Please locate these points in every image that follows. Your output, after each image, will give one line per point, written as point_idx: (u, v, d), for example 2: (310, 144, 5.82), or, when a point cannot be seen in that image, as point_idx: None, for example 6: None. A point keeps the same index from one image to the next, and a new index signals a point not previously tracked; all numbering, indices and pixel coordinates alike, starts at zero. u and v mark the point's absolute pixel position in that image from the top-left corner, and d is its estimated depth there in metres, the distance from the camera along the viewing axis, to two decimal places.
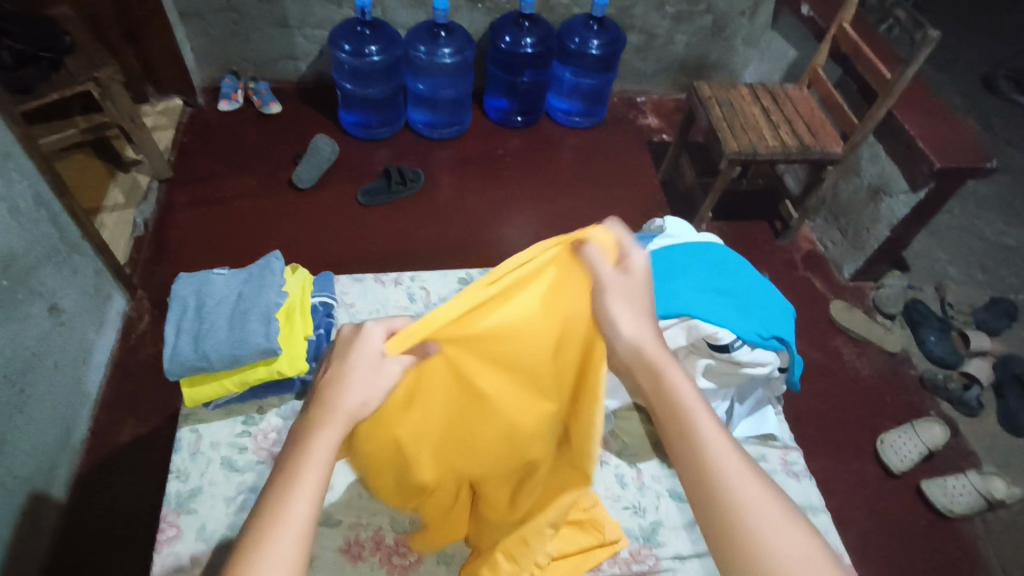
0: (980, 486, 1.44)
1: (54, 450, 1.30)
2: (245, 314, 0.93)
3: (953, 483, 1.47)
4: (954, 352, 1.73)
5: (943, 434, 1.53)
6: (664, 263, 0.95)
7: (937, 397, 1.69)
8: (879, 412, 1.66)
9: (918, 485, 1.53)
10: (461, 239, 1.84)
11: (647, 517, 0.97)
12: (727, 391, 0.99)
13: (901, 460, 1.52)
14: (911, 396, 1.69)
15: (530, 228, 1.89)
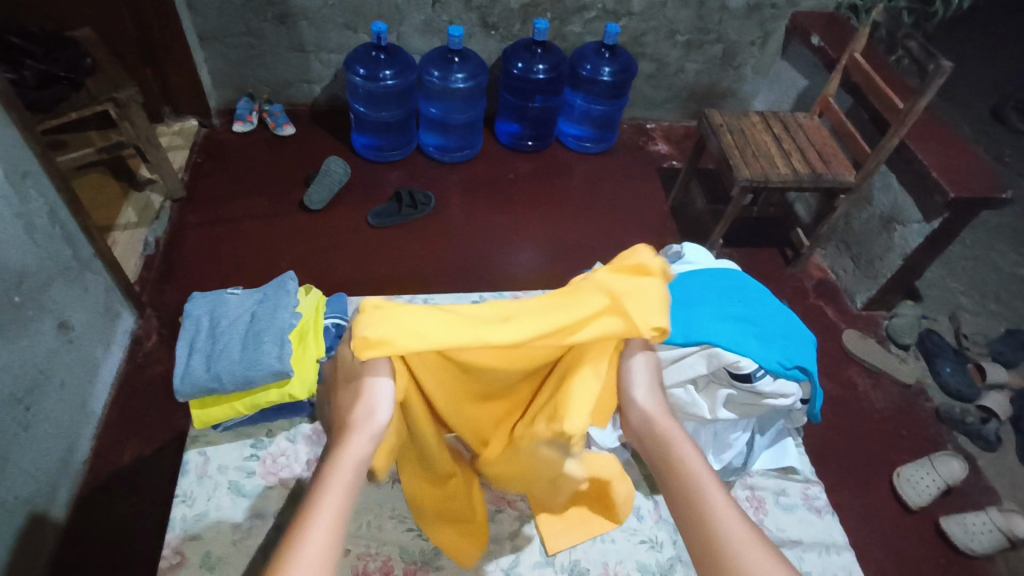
0: (1001, 524, 1.39)
1: (56, 470, 1.28)
2: (258, 334, 0.91)
3: (973, 520, 1.42)
4: (970, 385, 1.70)
5: (962, 468, 1.49)
6: (682, 292, 0.93)
7: (954, 431, 1.66)
8: (894, 444, 1.62)
9: (937, 521, 1.49)
10: (471, 262, 1.84)
11: (665, 551, 0.92)
12: (748, 423, 0.92)
13: (919, 495, 1.48)
14: (927, 428, 1.66)
15: (540, 252, 1.89)
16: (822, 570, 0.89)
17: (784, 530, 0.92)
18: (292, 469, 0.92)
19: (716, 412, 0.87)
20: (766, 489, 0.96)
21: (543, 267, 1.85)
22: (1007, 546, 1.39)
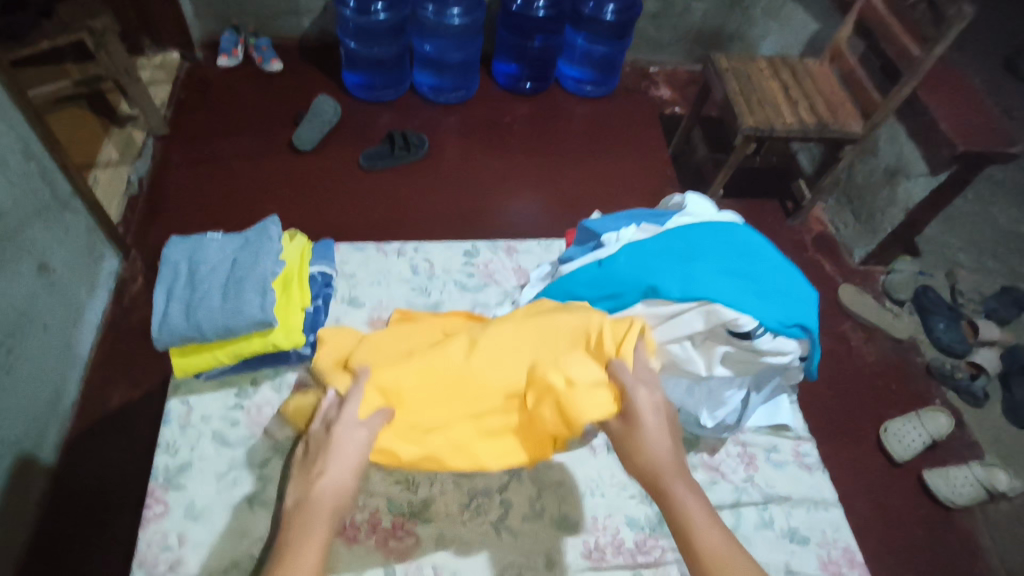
0: (982, 478, 1.40)
1: (45, 412, 1.27)
2: (239, 282, 0.86)
3: (956, 474, 1.44)
4: (962, 340, 1.68)
5: (949, 424, 1.49)
6: (683, 245, 0.88)
7: (943, 386, 1.66)
8: (884, 399, 1.63)
9: (921, 474, 1.50)
10: (465, 208, 1.79)
11: (653, 506, 0.91)
12: (743, 379, 0.88)
13: (904, 448, 1.49)
14: (917, 384, 1.66)
15: (535, 200, 1.83)
16: (810, 526, 0.89)
17: (774, 487, 0.91)
18: None
19: (712, 369, 0.84)
20: (757, 445, 0.95)
21: (539, 216, 1.80)
22: (986, 499, 1.41)
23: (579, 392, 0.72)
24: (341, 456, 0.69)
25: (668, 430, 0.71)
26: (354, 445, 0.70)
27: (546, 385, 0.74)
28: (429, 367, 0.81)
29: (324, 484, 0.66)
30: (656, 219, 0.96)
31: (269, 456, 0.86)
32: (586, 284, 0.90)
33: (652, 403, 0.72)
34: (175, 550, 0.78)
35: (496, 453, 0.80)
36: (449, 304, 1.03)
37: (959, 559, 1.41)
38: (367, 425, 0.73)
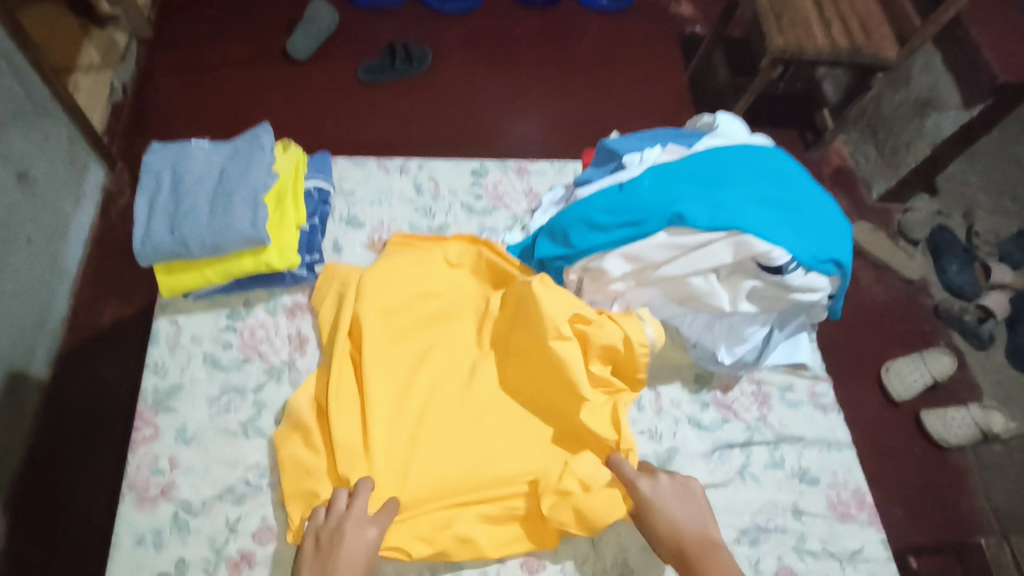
0: (979, 419, 1.37)
1: (33, 327, 1.23)
2: (228, 195, 0.79)
3: (952, 414, 1.41)
4: (974, 283, 1.58)
5: (953, 364, 1.44)
6: (713, 169, 0.80)
7: (950, 327, 1.61)
8: (890, 338, 1.60)
9: (918, 413, 1.48)
10: (470, 130, 1.68)
11: (663, 442, 0.85)
12: (767, 316, 0.82)
13: (905, 387, 1.47)
14: (925, 325, 1.63)
15: (544, 124, 1.72)
16: (821, 467, 0.86)
17: (788, 427, 0.88)
18: (272, 343, 0.85)
19: (737, 305, 0.78)
20: (773, 384, 0.90)
21: (547, 140, 1.70)
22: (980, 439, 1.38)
23: (593, 494, 0.72)
24: (352, 551, 0.67)
25: (681, 504, 0.74)
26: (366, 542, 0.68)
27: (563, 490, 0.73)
28: (442, 451, 0.77)
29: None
30: (684, 140, 0.88)
31: (263, 382, 0.82)
32: (603, 210, 0.80)
33: (664, 484, 0.74)
34: (167, 474, 0.76)
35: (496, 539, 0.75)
36: (454, 227, 0.97)
37: (949, 498, 1.41)
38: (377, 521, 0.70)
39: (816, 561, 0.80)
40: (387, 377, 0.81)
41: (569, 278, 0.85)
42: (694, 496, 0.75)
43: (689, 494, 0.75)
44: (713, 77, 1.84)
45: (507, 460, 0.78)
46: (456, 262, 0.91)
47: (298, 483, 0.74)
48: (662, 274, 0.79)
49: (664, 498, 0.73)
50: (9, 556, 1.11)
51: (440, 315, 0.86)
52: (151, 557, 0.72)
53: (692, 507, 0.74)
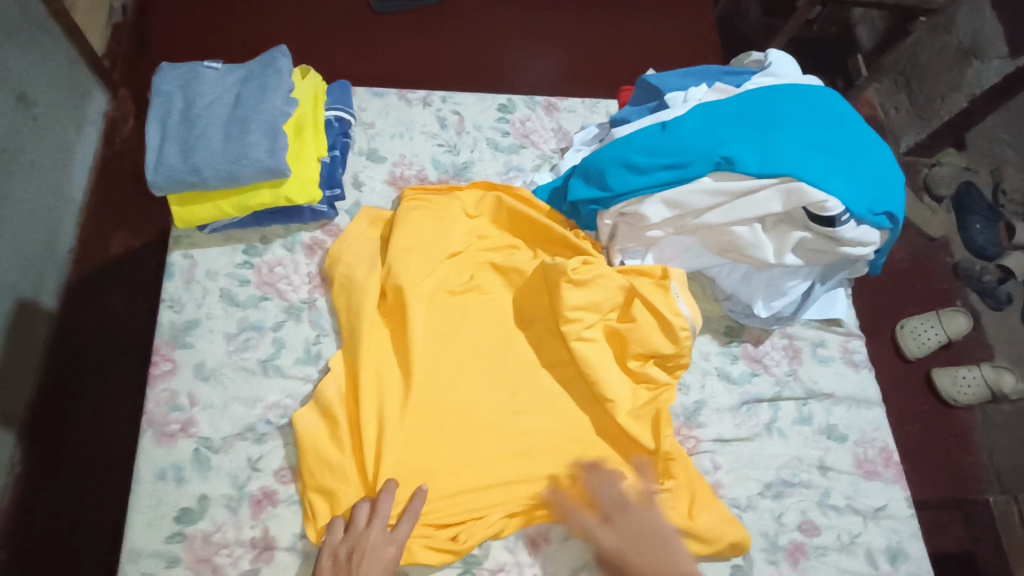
0: (991, 378, 1.33)
1: (40, 257, 1.20)
2: (245, 121, 0.74)
3: (963, 373, 1.36)
4: (997, 243, 1.51)
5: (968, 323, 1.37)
6: (764, 109, 0.75)
7: (967, 287, 1.53)
8: (906, 298, 1.52)
9: (928, 372, 1.42)
10: (486, 66, 1.59)
11: (690, 395, 0.83)
12: (810, 270, 0.79)
13: (918, 346, 1.39)
14: (942, 283, 1.54)
15: (565, 62, 1.63)
16: (850, 424, 0.85)
17: (818, 382, 0.86)
18: (290, 281, 0.82)
19: (783, 258, 0.73)
20: (804, 339, 0.88)
21: (565, 81, 1.61)
22: (989, 399, 1.35)
23: (632, 515, 0.73)
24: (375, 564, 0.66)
25: (651, 549, 0.69)
26: (389, 551, 0.67)
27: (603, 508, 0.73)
28: (471, 447, 0.76)
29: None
30: (731, 78, 0.82)
31: (283, 321, 0.79)
32: (644, 151, 0.75)
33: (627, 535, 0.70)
34: (186, 411, 0.74)
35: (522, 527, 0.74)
36: (479, 165, 0.92)
37: (955, 455, 1.36)
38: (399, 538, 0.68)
39: (839, 516, 0.80)
40: (421, 356, 0.78)
41: (603, 223, 0.81)
42: (671, 546, 0.70)
43: (665, 544, 0.70)
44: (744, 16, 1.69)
45: (539, 450, 0.77)
46: (475, 213, 0.87)
47: (319, 479, 0.71)
48: (703, 222, 0.75)
49: (632, 553, 0.69)
50: (27, 484, 1.11)
51: (474, 289, 0.83)
52: (172, 493, 0.71)
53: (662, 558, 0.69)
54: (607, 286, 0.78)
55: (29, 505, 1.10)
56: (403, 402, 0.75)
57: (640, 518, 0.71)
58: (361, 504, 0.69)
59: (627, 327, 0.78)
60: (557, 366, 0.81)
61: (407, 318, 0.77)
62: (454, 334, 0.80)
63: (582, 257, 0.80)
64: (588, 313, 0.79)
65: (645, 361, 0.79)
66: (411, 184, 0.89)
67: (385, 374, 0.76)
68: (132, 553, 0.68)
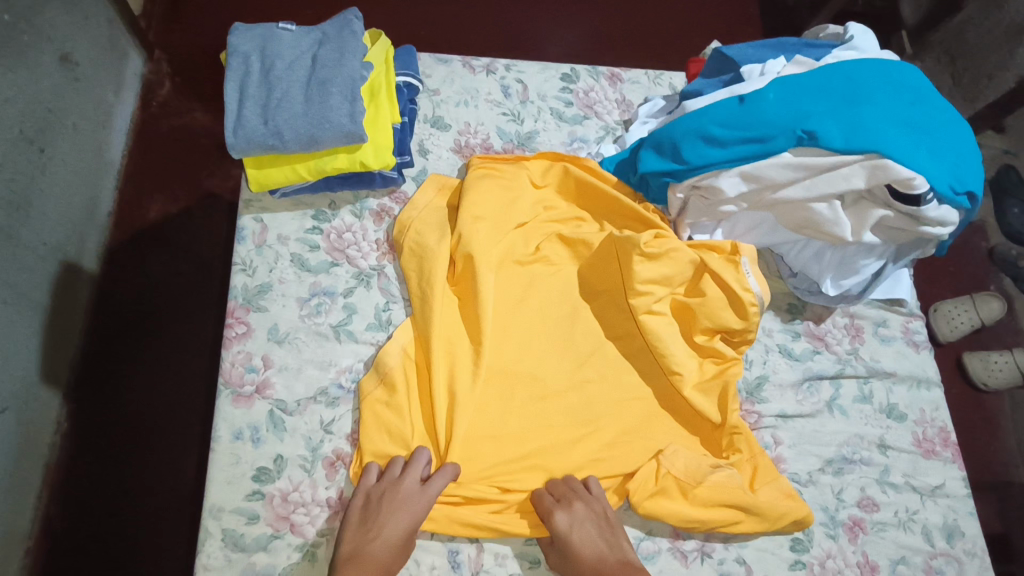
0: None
1: (83, 218, 1.22)
2: (324, 85, 0.74)
3: (994, 356, 1.29)
4: None
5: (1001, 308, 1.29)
6: (846, 84, 0.74)
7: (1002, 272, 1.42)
8: (936, 281, 1.43)
9: (959, 355, 1.35)
10: (520, 28, 1.49)
11: (753, 370, 0.84)
12: (883, 250, 0.78)
13: (950, 330, 1.30)
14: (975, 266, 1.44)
15: (603, 25, 1.53)
16: (910, 404, 0.85)
17: (879, 361, 0.86)
18: (360, 248, 0.82)
19: (860, 236, 0.73)
20: (867, 318, 0.88)
21: (601, 46, 1.51)
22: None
23: (695, 493, 0.73)
24: (402, 510, 0.66)
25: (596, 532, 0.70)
26: (420, 501, 0.68)
27: (666, 485, 0.74)
28: (536, 415, 0.77)
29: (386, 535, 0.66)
30: (810, 52, 0.81)
31: (354, 287, 0.80)
32: (723, 124, 0.75)
33: (581, 515, 0.70)
34: (261, 373, 0.75)
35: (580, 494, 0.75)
36: (544, 135, 0.92)
37: (978, 438, 1.31)
38: (434, 491, 0.68)
39: (898, 493, 0.81)
40: (491, 321, 0.78)
41: (674, 196, 0.80)
42: (613, 525, 0.71)
43: (608, 525, 0.71)
44: None
45: (602, 418, 0.78)
46: (541, 184, 0.87)
47: (380, 443, 0.72)
48: (781, 197, 0.74)
49: (582, 531, 0.69)
50: (72, 438, 1.14)
51: (541, 258, 0.84)
52: (250, 452, 0.72)
53: (607, 536, 0.70)
54: (678, 260, 0.79)
55: (77, 463, 1.12)
56: (472, 368, 0.76)
57: (593, 500, 0.72)
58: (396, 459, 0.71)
59: (695, 301, 0.79)
60: (624, 336, 0.82)
61: (476, 285, 0.78)
62: (521, 303, 0.81)
63: (653, 231, 0.80)
64: (657, 287, 0.79)
65: (713, 336, 0.80)
66: (477, 153, 0.89)
67: (455, 341, 0.77)
68: (214, 509, 0.69)
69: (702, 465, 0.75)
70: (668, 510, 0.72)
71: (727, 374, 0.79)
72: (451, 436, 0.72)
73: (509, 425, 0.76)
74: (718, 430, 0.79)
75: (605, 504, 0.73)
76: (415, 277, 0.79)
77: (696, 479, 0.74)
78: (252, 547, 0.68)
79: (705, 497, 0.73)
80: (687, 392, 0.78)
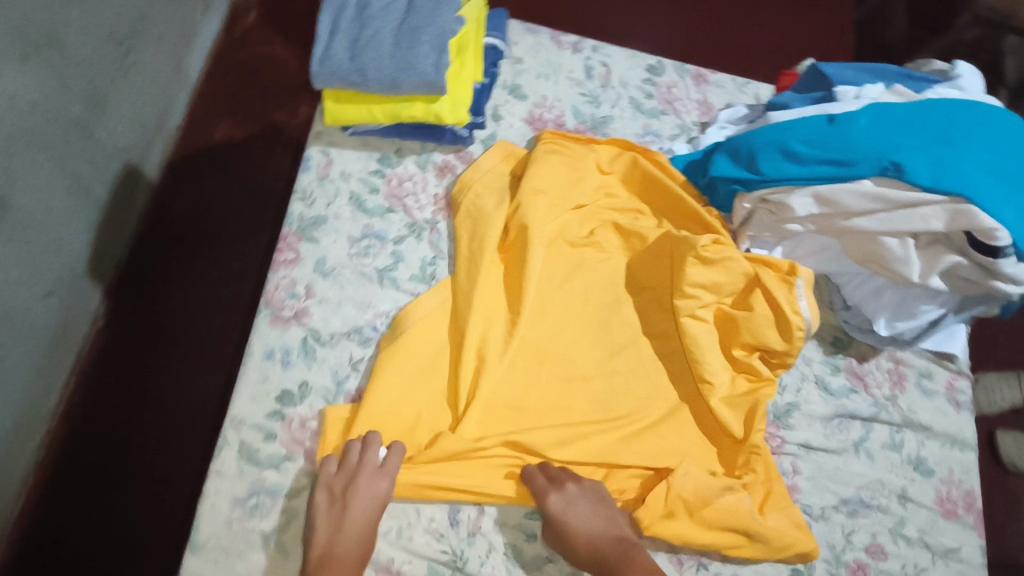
0: None
1: (153, 127, 1.25)
2: (415, 32, 0.74)
3: None
4: None
5: None
6: (944, 123, 0.71)
7: None
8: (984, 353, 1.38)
9: (991, 430, 1.31)
10: (606, 15, 1.47)
11: (784, 395, 0.82)
12: (947, 299, 0.75)
13: (989, 403, 1.24)
14: None
15: (688, 28, 1.50)
16: (939, 461, 0.83)
17: (917, 413, 0.84)
18: (417, 199, 0.83)
19: (927, 279, 0.70)
20: (912, 367, 0.86)
21: (684, 49, 1.47)
22: None
23: (702, 513, 0.71)
24: (367, 496, 0.66)
25: (594, 512, 0.70)
26: (377, 493, 0.67)
27: (674, 500, 0.72)
28: (558, 396, 0.77)
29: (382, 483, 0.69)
30: (911, 83, 0.78)
31: (405, 235, 0.81)
32: (806, 141, 0.73)
33: (575, 494, 0.70)
34: (302, 300, 0.76)
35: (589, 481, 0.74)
36: (618, 122, 0.91)
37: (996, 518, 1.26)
38: (389, 472, 0.68)
39: (909, 547, 0.78)
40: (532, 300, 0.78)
41: (741, 206, 0.79)
42: (607, 503, 0.72)
43: (603, 505, 0.71)
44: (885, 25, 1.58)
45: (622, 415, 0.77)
46: (607, 170, 0.86)
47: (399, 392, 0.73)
48: (851, 225, 0.72)
49: (575, 511, 0.69)
50: (106, 333, 1.18)
51: (592, 243, 0.83)
52: (278, 373, 0.73)
53: (602, 508, 0.71)
54: (733, 270, 0.77)
55: (107, 357, 1.16)
56: (505, 338, 0.76)
57: (588, 486, 0.72)
58: (352, 443, 0.69)
59: (741, 315, 0.77)
60: (661, 335, 0.82)
61: (525, 256, 0.78)
62: (566, 283, 0.81)
63: (713, 236, 0.79)
64: (705, 293, 0.78)
65: (750, 352, 0.79)
66: (548, 127, 0.88)
67: (493, 308, 0.77)
68: (235, 420, 0.71)
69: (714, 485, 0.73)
70: (675, 532, 0.71)
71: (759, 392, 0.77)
72: (473, 400, 0.72)
73: (530, 401, 0.76)
74: (736, 447, 0.78)
75: (600, 485, 0.73)
76: (466, 240, 0.80)
77: (703, 500, 0.72)
78: (264, 463, 0.70)
79: (711, 518, 0.71)
80: (715, 404, 0.77)
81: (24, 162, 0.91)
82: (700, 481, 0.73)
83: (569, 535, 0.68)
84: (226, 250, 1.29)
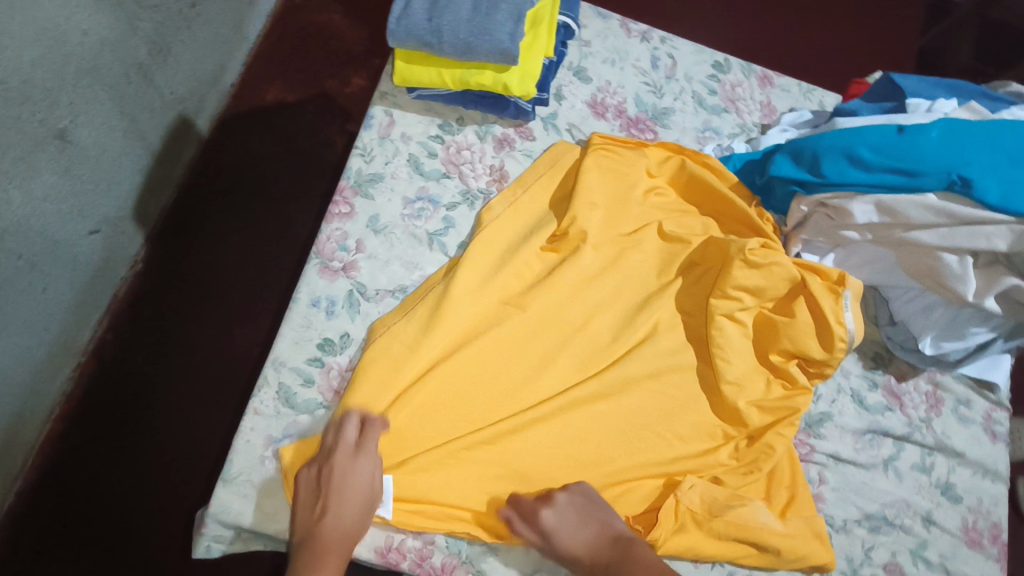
0: None
1: (209, 81, 1.27)
2: (493, 1, 0.75)
3: None
4: None
5: None
6: (1019, 144, 0.70)
7: None
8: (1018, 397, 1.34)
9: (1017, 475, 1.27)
10: (665, 18, 1.47)
11: (818, 404, 0.81)
12: (999, 324, 0.74)
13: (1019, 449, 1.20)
14: None
15: (745, 39, 1.50)
16: (968, 488, 0.82)
17: (950, 438, 0.83)
18: (473, 168, 0.84)
19: (982, 299, 0.69)
20: (951, 392, 0.85)
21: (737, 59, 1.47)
22: None
23: (710, 525, 0.70)
24: (348, 476, 0.63)
25: (584, 520, 0.66)
26: (360, 470, 0.64)
27: (682, 509, 0.70)
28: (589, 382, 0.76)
29: (414, 440, 0.69)
30: (986, 102, 0.78)
31: (457, 203, 0.82)
32: (873, 149, 0.72)
33: (566, 505, 0.67)
34: (351, 254, 0.77)
35: (617, 469, 0.72)
36: (679, 115, 0.91)
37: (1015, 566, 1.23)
38: (368, 445, 0.65)
39: (930, 570, 0.77)
40: (574, 286, 0.78)
41: (797, 208, 0.78)
42: (597, 504, 0.68)
43: (595, 507, 0.67)
44: (947, 53, 1.55)
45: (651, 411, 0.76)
46: (655, 175, 0.85)
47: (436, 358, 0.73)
48: (912, 238, 0.71)
49: (569, 529, 0.66)
50: (144, 275, 1.20)
51: (641, 230, 0.83)
52: (322, 321, 0.74)
53: (596, 516, 0.67)
54: (775, 275, 0.76)
55: (142, 298, 1.18)
56: (541, 317, 0.76)
57: (575, 495, 0.68)
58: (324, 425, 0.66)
59: (782, 320, 0.77)
60: (701, 332, 0.80)
61: (576, 249, 0.79)
62: (612, 267, 0.80)
63: (762, 240, 0.78)
64: (747, 296, 0.78)
65: (788, 359, 0.78)
66: (610, 112, 0.88)
67: (536, 285, 0.77)
68: (277, 361, 0.72)
69: (727, 497, 0.72)
70: (686, 547, 0.69)
71: (792, 397, 0.77)
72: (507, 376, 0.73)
73: (561, 383, 0.75)
74: (749, 444, 0.77)
75: (586, 486, 0.69)
76: (515, 220, 0.80)
77: (712, 514, 0.70)
78: (300, 407, 0.71)
79: (720, 530, 0.70)
80: (745, 405, 0.76)
81: (88, 99, 0.93)
82: (712, 491, 0.72)
83: (561, 547, 0.66)
84: (268, 207, 1.31)
